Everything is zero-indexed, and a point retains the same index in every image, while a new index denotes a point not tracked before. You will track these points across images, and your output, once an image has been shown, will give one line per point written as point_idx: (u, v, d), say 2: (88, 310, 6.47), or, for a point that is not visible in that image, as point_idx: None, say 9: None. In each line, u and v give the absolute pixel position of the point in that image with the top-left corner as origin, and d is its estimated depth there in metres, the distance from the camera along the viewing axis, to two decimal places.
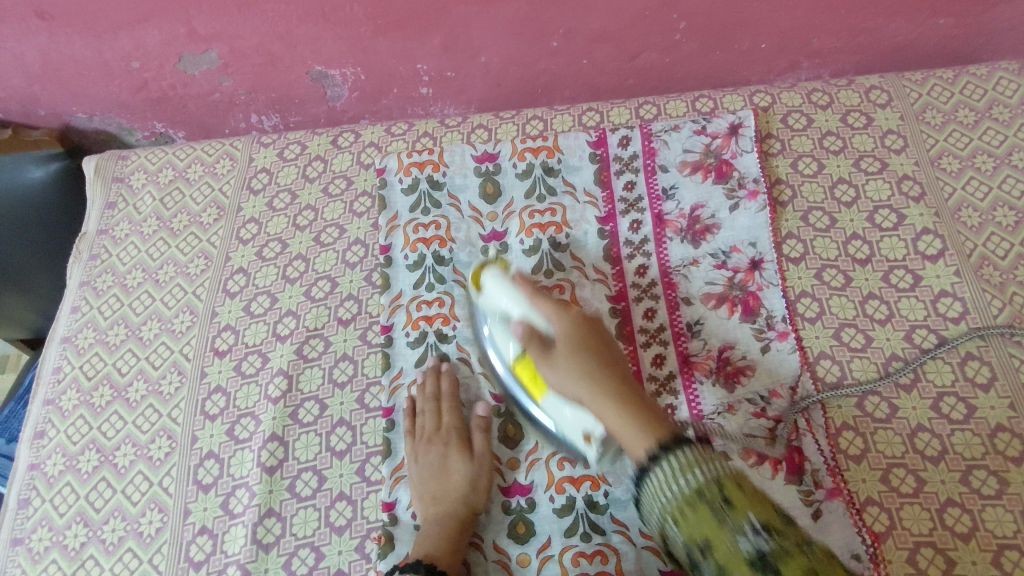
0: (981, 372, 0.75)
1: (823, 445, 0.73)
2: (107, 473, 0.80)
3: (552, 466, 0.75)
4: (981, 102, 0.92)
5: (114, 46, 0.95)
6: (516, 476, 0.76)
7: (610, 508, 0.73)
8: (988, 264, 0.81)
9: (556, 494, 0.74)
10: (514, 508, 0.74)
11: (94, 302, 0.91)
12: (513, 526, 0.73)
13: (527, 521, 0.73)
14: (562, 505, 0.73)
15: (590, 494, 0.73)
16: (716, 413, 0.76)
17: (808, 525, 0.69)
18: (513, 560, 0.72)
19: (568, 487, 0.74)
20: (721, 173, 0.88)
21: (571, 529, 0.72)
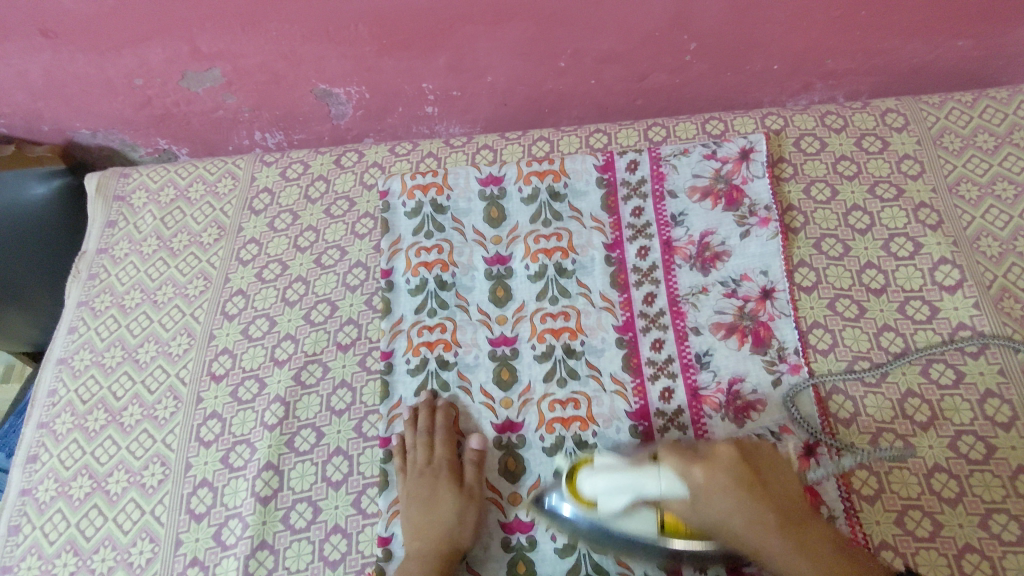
0: (1001, 410, 0.72)
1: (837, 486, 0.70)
2: (99, 500, 0.78)
3: None
4: (1001, 126, 0.90)
5: (118, 64, 0.95)
6: (517, 512, 0.74)
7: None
8: (1008, 296, 0.79)
9: (558, 533, 0.72)
10: (514, 545, 0.72)
11: (92, 323, 0.90)
12: (513, 564, 0.71)
13: (528, 560, 0.71)
14: (564, 545, 0.71)
15: None
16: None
17: None
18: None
19: None
20: (731, 200, 0.86)
21: (573, 570, 0.70)
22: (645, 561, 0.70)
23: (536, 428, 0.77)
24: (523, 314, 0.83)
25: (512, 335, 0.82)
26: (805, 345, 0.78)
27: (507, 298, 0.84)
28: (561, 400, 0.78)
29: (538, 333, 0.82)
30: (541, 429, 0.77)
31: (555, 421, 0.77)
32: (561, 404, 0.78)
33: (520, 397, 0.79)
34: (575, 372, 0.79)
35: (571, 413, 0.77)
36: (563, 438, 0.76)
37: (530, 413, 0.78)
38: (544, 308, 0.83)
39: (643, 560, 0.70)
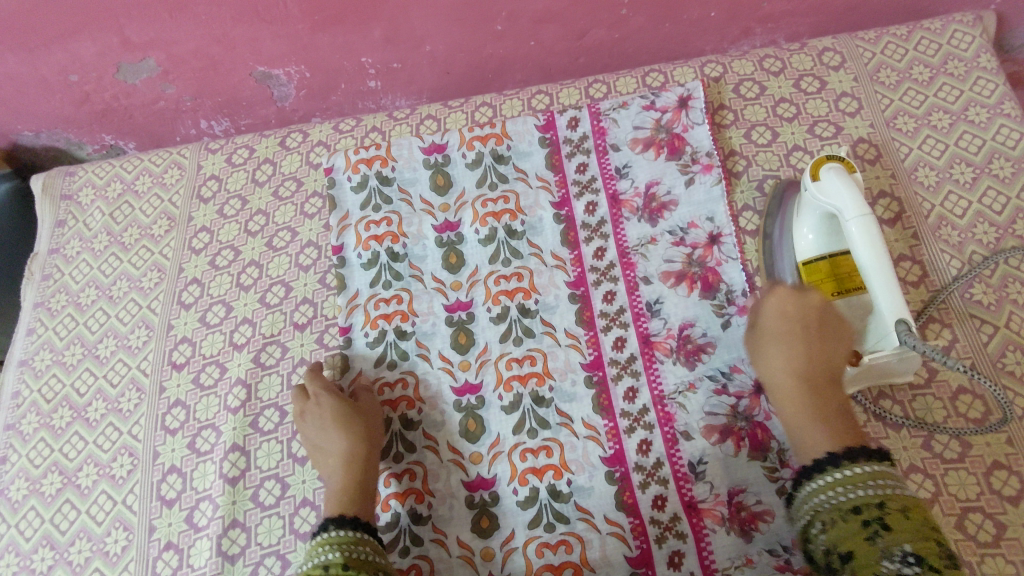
0: (941, 334, 0.74)
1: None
2: (71, 494, 0.79)
3: (515, 458, 0.75)
4: (936, 57, 0.90)
5: (50, 61, 0.94)
6: (478, 469, 0.75)
7: (574, 496, 0.73)
8: (946, 224, 0.80)
9: (519, 487, 0.74)
10: (477, 502, 0.74)
11: (49, 323, 0.90)
12: (477, 520, 0.73)
13: (491, 515, 0.73)
14: (525, 498, 0.73)
15: (553, 484, 0.73)
16: (677, 392, 0.75)
17: (772, 501, 0.69)
18: (476, 553, 0.72)
19: (531, 479, 0.74)
20: (674, 149, 0.86)
21: (535, 520, 0.72)
22: (606, 506, 0.72)
23: (494, 388, 0.78)
24: (477, 278, 0.84)
25: (467, 300, 0.83)
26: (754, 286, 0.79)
27: (459, 264, 0.85)
28: (517, 358, 0.79)
29: (492, 296, 0.83)
30: (499, 389, 0.78)
31: (513, 380, 0.78)
32: (518, 361, 0.79)
33: (478, 359, 0.80)
34: (530, 331, 0.81)
35: (527, 370, 0.79)
36: (521, 396, 0.78)
37: (489, 373, 0.79)
38: (496, 270, 0.84)
39: (603, 505, 0.72)
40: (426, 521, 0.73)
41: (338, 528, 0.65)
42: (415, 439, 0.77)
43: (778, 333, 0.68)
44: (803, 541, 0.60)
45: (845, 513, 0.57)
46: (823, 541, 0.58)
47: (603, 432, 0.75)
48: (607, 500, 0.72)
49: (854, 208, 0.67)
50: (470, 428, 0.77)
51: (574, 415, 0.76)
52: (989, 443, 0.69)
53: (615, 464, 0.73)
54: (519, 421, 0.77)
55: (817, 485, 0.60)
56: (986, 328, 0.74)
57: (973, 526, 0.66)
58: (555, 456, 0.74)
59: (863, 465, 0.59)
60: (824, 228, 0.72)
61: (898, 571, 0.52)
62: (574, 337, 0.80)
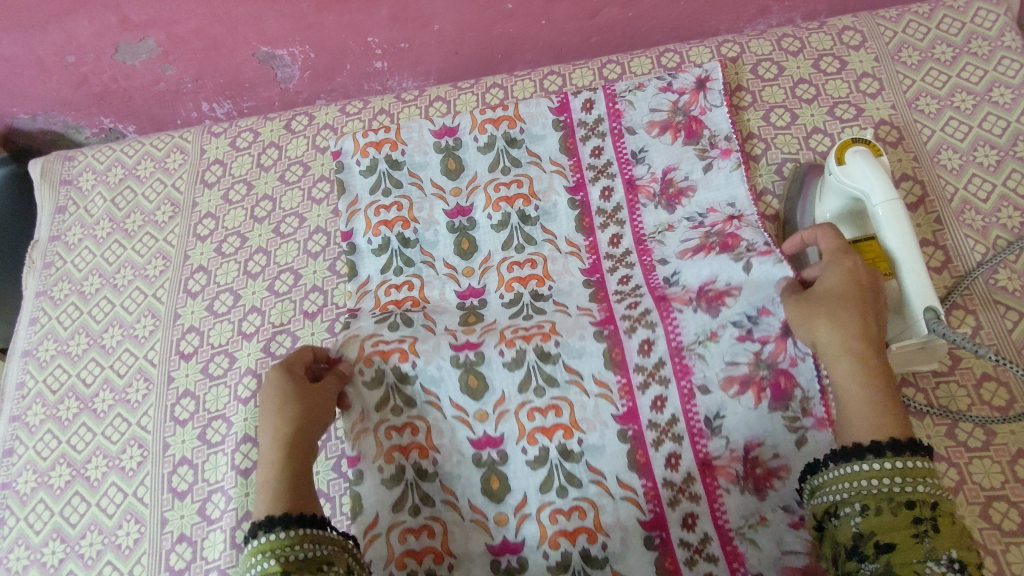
0: (965, 321, 0.73)
1: (814, 364, 0.68)
2: (80, 487, 0.78)
3: (523, 416, 0.71)
4: (959, 36, 0.88)
5: (45, 40, 0.91)
6: (483, 428, 0.71)
7: (585, 456, 0.70)
8: (970, 208, 0.78)
9: (528, 446, 0.70)
10: (485, 462, 0.71)
11: (53, 312, 0.88)
12: (486, 482, 0.70)
13: (500, 475, 0.70)
14: (534, 458, 0.70)
15: (564, 443, 0.70)
16: (696, 343, 0.72)
17: (790, 454, 0.68)
18: (489, 518, 0.70)
19: (540, 437, 0.70)
20: (691, 132, 0.84)
21: (546, 483, 0.69)
22: (619, 466, 0.69)
23: (497, 343, 0.74)
24: (489, 264, 0.82)
25: (480, 286, 0.81)
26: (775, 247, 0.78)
27: (472, 250, 0.83)
28: (524, 327, 0.75)
29: (505, 283, 0.81)
30: (501, 345, 0.74)
31: (517, 337, 0.74)
32: (525, 330, 0.75)
33: (483, 326, 0.76)
34: (541, 310, 0.78)
35: (533, 329, 0.74)
36: (525, 352, 0.73)
37: (491, 334, 0.75)
38: (510, 257, 0.82)
39: (616, 465, 0.69)
40: (434, 480, 0.70)
41: (274, 530, 0.57)
42: (415, 394, 0.73)
43: (845, 299, 0.62)
44: (828, 510, 0.57)
45: (896, 504, 0.53)
46: (858, 523, 0.54)
47: (615, 390, 0.71)
48: (621, 459, 0.69)
49: (882, 191, 0.66)
50: (471, 384, 0.72)
51: (583, 371, 0.72)
52: (1014, 432, 0.68)
53: (628, 422, 0.70)
54: (525, 379, 0.72)
55: (866, 469, 0.55)
56: (1011, 314, 0.73)
57: (997, 514, 0.65)
58: (565, 416, 0.71)
59: (908, 458, 0.54)
60: (846, 212, 0.71)
61: None
62: (604, 385, 0.72)
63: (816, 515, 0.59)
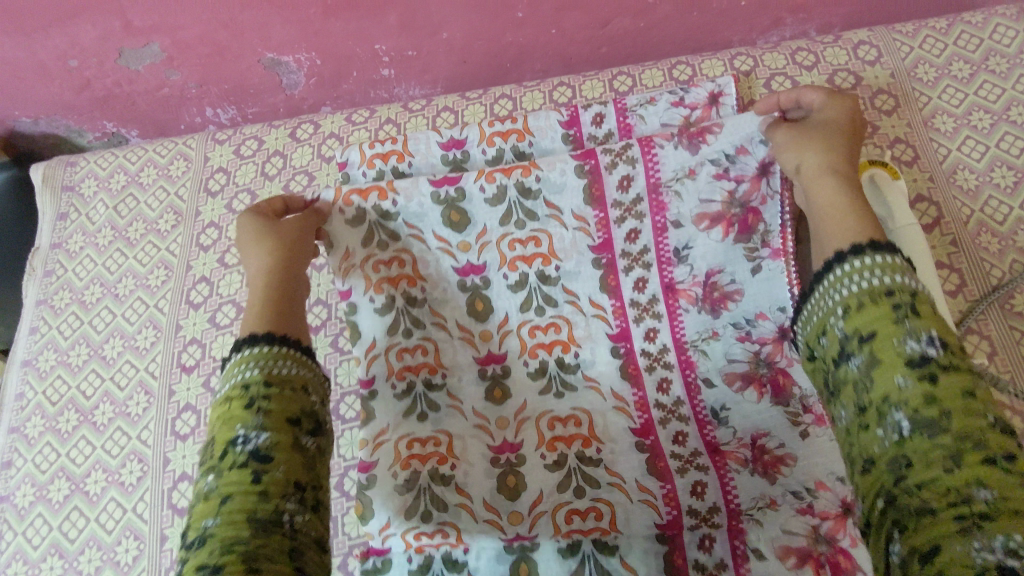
0: (980, 347, 0.72)
1: (781, 203, 0.72)
2: (79, 502, 0.77)
3: (559, 517, 0.70)
4: (977, 53, 0.86)
5: (49, 45, 0.89)
6: (517, 528, 0.70)
7: (620, 552, 0.69)
8: (986, 231, 0.77)
9: (562, 541, 0.70)
10: (516, 548, 0.70)
11: (53, 322, 0.87)
12: (515, 567, 0.69)
13: (530, 564, 0.69)
14: (568, 547, 0.69)
15: (598, 540, 0.69)
16: (673, 180, 0.75)
17: (796, 446, 0.69)
18: None
19: (575, 535, 0.69)
20: (744, 226, 0.72)
21: (565, 484, 0.71)
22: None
23: (536, 448, 0.73)
24: None
25: (480, 263, 0.78)
26: None
27: None
28: (541, 327, 0.77)
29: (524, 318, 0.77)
30: (480, 180, 0.77)
31: (557, 441, 0.73)
32: (541, 330, 0.77)
33: (499, 329, 0.77)
34: (552, 300, 0.77)
35: (552, 338, 0.76)
36: (546, 363, 0.76)
37: (529, 432, 0.74)
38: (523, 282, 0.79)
39: (650, 567, 0.68)
40: (442, 388, 0.75)
41: (257, 345, 0.58)
42: (439, 399, 0.75)
43: (838, 133, 0.68)
44: (821, 331, 0.56)
45: (875, 295, 0.52)
46: (841, 327, 0.53)
47: (661, 499, 0.69)
48: (655, 561, 0.68)
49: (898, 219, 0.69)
50: (495, 396, 0.76)
51: (603, 381, 0.75)
52: None
53: (668, 528, 0.69)
54: (526, 299, 0.77)
55: (849, 268, 0.55)
56: None
57: None
58: (585, 427, 0.73)
59: (883, 253, 0.54)
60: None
61: (922, 351, 0.48)
62: (599, 307, 0.76)
63: (812, 343, 0.58)
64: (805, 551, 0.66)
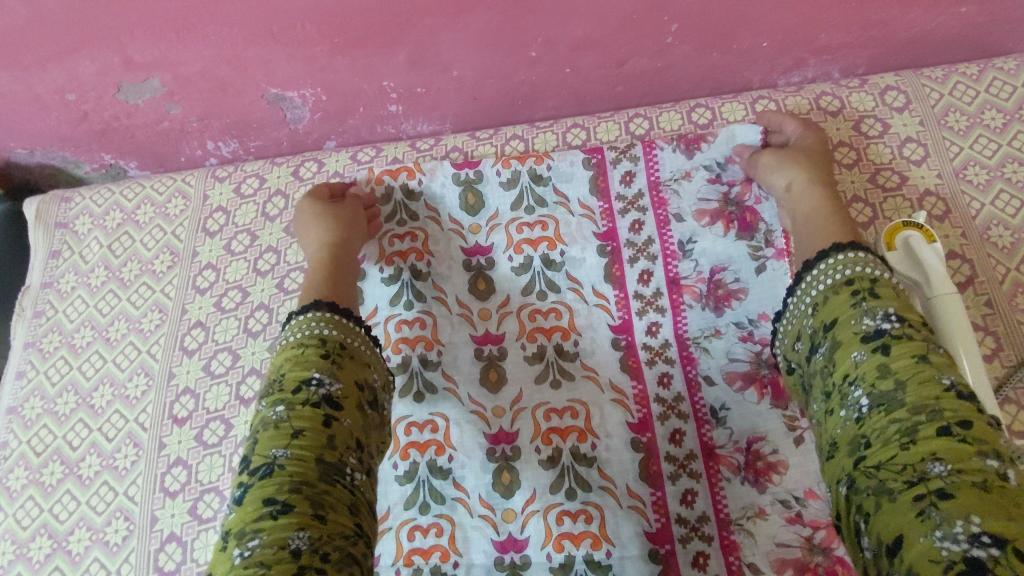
0: (1018, 417, 0.68)
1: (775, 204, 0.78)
2: (61, 562, 0.73)
3: (551, 521, 0.71)
4: (1010, 101, 0.83)
5: (45, 78, 0.86)
6: (511, 529, 0.72)
7: (612, 571, 0.69)
8: (1022, 291, 0.73)
9: (554, 553, 0.70)
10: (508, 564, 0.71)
11: (41, 367, 0.83)
12: None
13: None
14: (560, 565, 0.70)
15: (591, 554, 0.69)
16: (672, 180, 0.82)
17: (789, 452, 0.70)
18: None
19: (567, 546, 0.70)
20: (745, 224, 0.79)
21: (557, 485, 0.72)
22: None
23: (531, 439, 0.74)
24: (509, 308, 0.80)
25: (489, 244, 0.83)
26: None
27: (488, 291, 0.81)
28: (542, 311, 0.80)
29: (527, 331, 0.79)
30: (497, 165, 0.85)
31: (552, 434, 0.74)
32: (543, 314, 0.80)
33: (499, 310, 0.81)
34: (554, 285, 0.81)
35: (553, 324, 0.79)
36: (545, 348, 0.78)
37: (525, 422, 0.75)
38: (531, 303, 0.80)
39: None
40: (438, 368, 0.78)
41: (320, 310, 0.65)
42: (435, 379, 0.78)
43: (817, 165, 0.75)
44: (794, 338, 0.63)
45: (839, 288, 0.58)
46: (813, 323, 0.60)
47: (647, 497, 0.71)
48: None
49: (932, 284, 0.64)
50: (493, 379, 0.78)
51: (602, 374, 0.76)
52: None
53: (660, 542, 0.69)
54: (529, 284, 0.81)
55: (822, 269, 0.61)
56: None
57: None
58: (590, 490, 0.72)
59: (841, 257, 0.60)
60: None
61: (877, 325, 0.55)
62: (602, 296, 0.80)
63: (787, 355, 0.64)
64: (801, 563, 0.66)
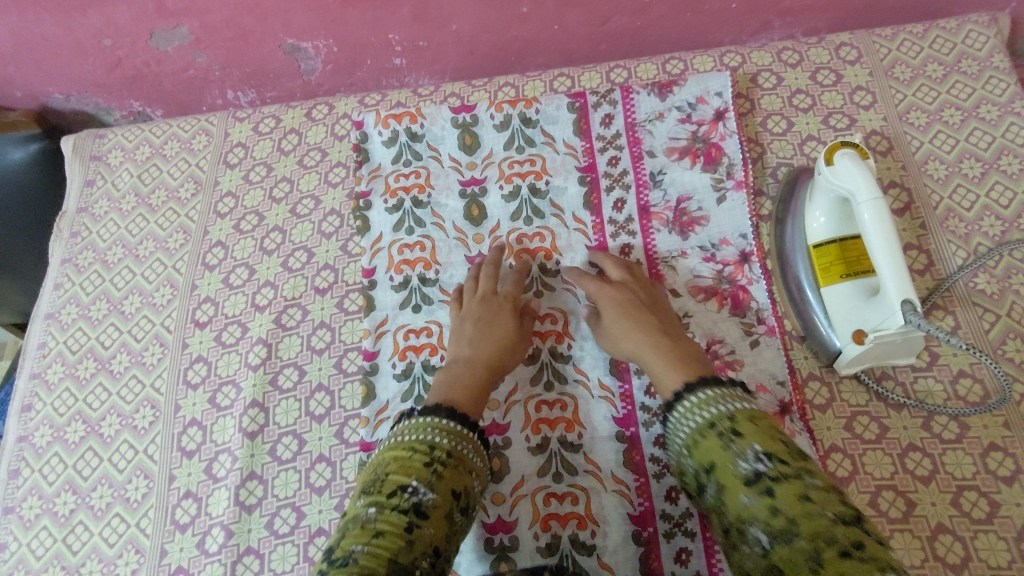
0: (944, 320, 0.77)
1: (738, 141, 0.86)
2: (94, 443, 0.82)
3: (530, 408, 0.77)
4: (950, 56, 0.92)
5: (85, 24, 0.96)
6: (493, 416, 0.78)
7: (583, 448, 0.75)
8: (954, 216, 0.82)
9: (532, 435, 0.76)
10: (490, 445, 0.76)
11: (76, 279, 0.93)
12: (489, 462, 0.76)
13: (503, 458, 0.76)
14: (536, 445, 0.76)
15: (564, 435, 0.76)
16: (647, 121, 0.90)
17: (744, 351, 0.78)
18: (486, 496, 0.74)
19: (544, 429, 0.76)
20: (710, 159, 0.86)
21: (536, 379, 0.79)
22: (613, 462, 0.74)
23: None
24: (499, 234, 0.87)
25: (481, 177, 0.90)
26: (758, 214, 0.85)
27: (481, 217, 0.88)
28: (528, 235, 0.86)
29: (515, 254, 0.85)
30: (490, 110, 0.93)
31: (534, 337, 0.81)
32: (528, 238, 0.86)
33: (490, 234, 0.87)
34: (539, 211, 0.87)
35: (537, 246, 0.85)
36: (530, 267, 0.84)
37: None
38: (518, 228, 0.86)
39: (610, 462, 0.74)
40: (434, 284, 0.84)
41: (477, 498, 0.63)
42: (433, 293, 0.84)
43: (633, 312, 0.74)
44: None
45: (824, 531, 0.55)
46: None
47: None
48: (614, 457, 0.74)
49: (868, 191, 0.68)
50: (483, 293, 0.83)
51: (579, 287, 0.83)
52: (987, 426, 0.71)
53: (626, 425, 0.75)
54: (517, 210, 0.87)
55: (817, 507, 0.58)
56: (988, 316, 0.76)
57: (968, 503, 0.68)
58: (559, 325, 0.81)
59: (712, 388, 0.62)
60: (837, 213, 0.74)
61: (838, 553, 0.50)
62: (581, 222, 0.86)
63: None
64: None
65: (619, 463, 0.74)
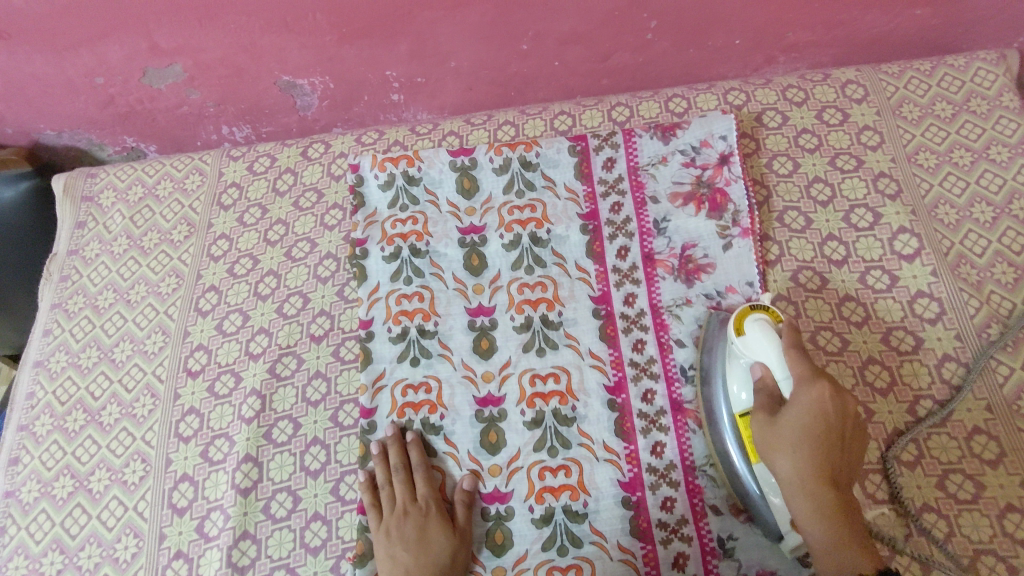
0: (958, 374, 0.75)
1: (743, 187, 0.84)
2: (82, 499, 0.80)
3: (533, 475, 0.75)
4: (958, 94, 0.90)
5: (76, 63, 0.94)
6: (495, 483, 0.75)
7: (589, 518, 0.73)
8: (965, 262, 0.80)
9: (535, 505, 0.74)
10: (492, 515, 0.74)
11: (66, 325, 0.91)
12: (491, 534, 0.73)
13: (505, 531, 0.73)
14: (540, 516, 0.73)
15: (569, 505, 0.73)
16: (650, 164, 0.88)
17: None
18: (488, 571, 0.72)
19: (547, 498, 0.74)
20: (715, 206, 0.84)
21: (540, 443, 0.76)
22: (618, 531, 0.72)
23: (517, 402, 0.78)
24: (499, 283, 0.84)
25: (480, 224, 0.88)
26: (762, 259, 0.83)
27: (482, 267, 0.85)
28: (529, 285, 0.84)
29: (516, 304, 0.83)
30: (490, 153, 0.91)
31: (536, 397, 0.78)
32: (529, 287, 0.84)
33: (490, 283, 0.84)
34: (541, 259, 0.85)
35: (539, 296, 0.83)
36: (532, 318, 0.82)
37: (511, 386, 0.79)
38: (520, 278, 0.84)
39: (616, 531, 0.72)
40: (432, 336, 0.82)
41: None
42: (431, 346, 0.81)
43: None
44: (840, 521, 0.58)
45: None
46: None
47: (608, 362, 0.79)
48: (620, 525, 0.72)
49: None
50: (483, 347, 0.81)
51: (582, 340, 0.80)
52: (1004, 486, 0.69)
53: (632, 490, 0.73)
54: (517, 259, 0.85)
55: None
56: (1003, 368, 0.74)
57: (984, 568, 0.66)
58: (562, 384, 0.79)
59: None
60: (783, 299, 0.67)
61: None
62: (584, 270, 0.84)
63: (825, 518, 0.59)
64: None
65: (625, 531, 0.72)
